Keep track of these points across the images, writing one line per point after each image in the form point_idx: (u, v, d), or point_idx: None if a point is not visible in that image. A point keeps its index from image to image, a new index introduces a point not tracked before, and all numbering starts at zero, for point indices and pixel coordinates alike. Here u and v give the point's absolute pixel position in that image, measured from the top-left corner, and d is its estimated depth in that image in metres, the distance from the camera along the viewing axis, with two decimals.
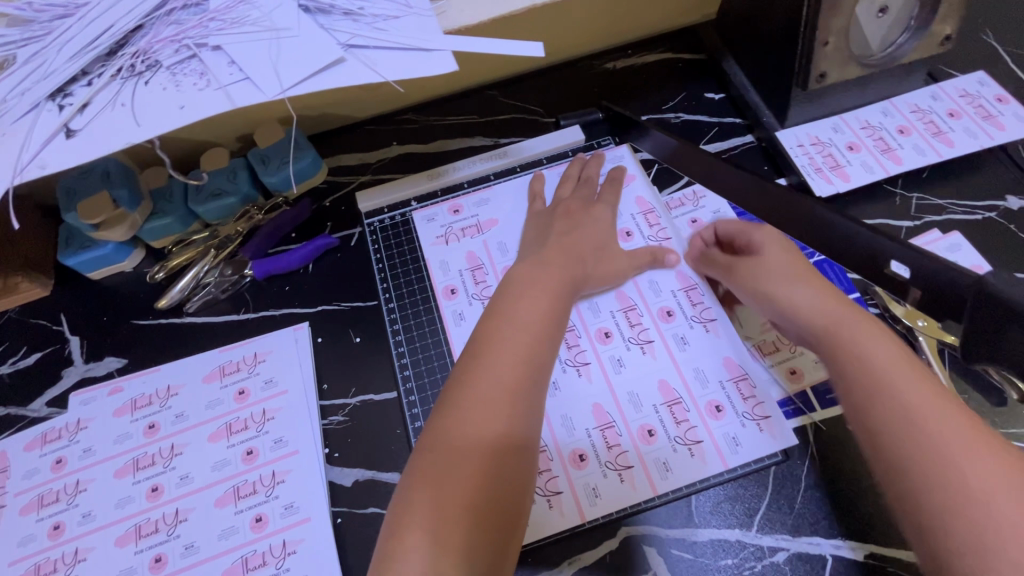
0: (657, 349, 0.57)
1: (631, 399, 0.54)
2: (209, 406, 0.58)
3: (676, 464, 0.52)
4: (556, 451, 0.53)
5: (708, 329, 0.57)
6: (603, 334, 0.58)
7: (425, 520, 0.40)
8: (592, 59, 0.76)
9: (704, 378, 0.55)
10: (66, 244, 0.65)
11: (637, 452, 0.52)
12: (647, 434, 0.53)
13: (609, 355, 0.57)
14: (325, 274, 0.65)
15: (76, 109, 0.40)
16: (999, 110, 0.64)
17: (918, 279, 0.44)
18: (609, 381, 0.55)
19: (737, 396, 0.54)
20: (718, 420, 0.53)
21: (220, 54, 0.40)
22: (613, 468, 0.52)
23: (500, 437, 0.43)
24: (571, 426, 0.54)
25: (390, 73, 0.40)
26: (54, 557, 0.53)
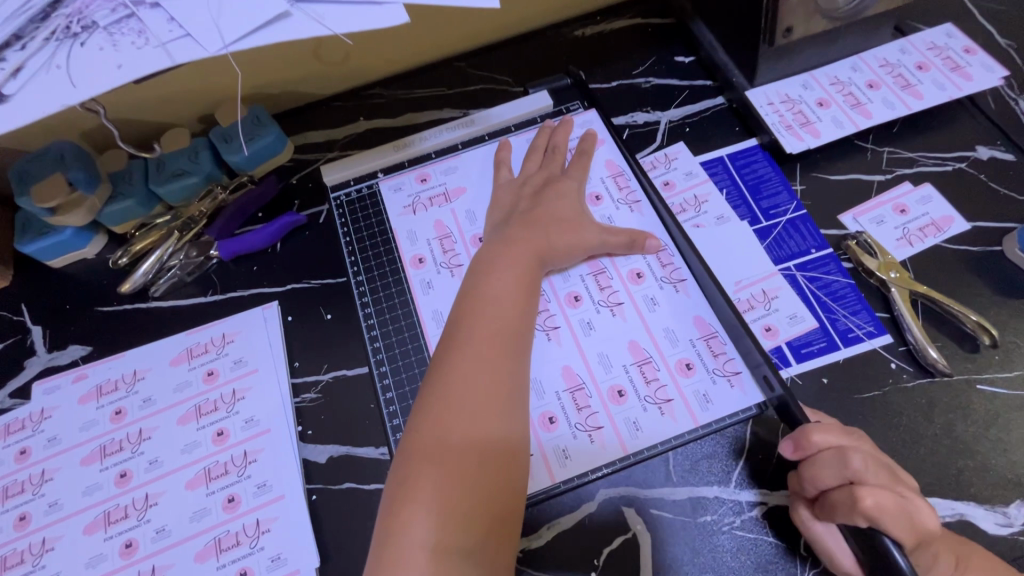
0: (627, 311, 0.56)
1: (600, 361, 0.54)
2: (177, 389, 0.57)
3: (647, 423, 0.51)
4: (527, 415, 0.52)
5: (678, 289, 0.56)
6: (573, 298, 0.57)
7: (429, 497, 0.40)
8: (560, 27, 0.75)
9: (673, 337, 0.54)
10: (23, 231, 0.63)
11: (607, 412, 0.52)
12: (617, 394, 0.52)
13: (576, 318, 0.56)
14: (294, 252, 0.64)
15: (9, 74, 0.38)
16: (967, 61, 0.63)
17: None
18: (577, 345, 0.55)
19: (707, 353, 0.53)
20: (688, 377, 0.53)
21: (158, 11, 0.38)
22: (579, 431, 0.51)
23: (491, 407, 0.44)
24: (539, 390, 0.53)
25: (338, 26, 0.38)
26: (20, 548, 0.51)
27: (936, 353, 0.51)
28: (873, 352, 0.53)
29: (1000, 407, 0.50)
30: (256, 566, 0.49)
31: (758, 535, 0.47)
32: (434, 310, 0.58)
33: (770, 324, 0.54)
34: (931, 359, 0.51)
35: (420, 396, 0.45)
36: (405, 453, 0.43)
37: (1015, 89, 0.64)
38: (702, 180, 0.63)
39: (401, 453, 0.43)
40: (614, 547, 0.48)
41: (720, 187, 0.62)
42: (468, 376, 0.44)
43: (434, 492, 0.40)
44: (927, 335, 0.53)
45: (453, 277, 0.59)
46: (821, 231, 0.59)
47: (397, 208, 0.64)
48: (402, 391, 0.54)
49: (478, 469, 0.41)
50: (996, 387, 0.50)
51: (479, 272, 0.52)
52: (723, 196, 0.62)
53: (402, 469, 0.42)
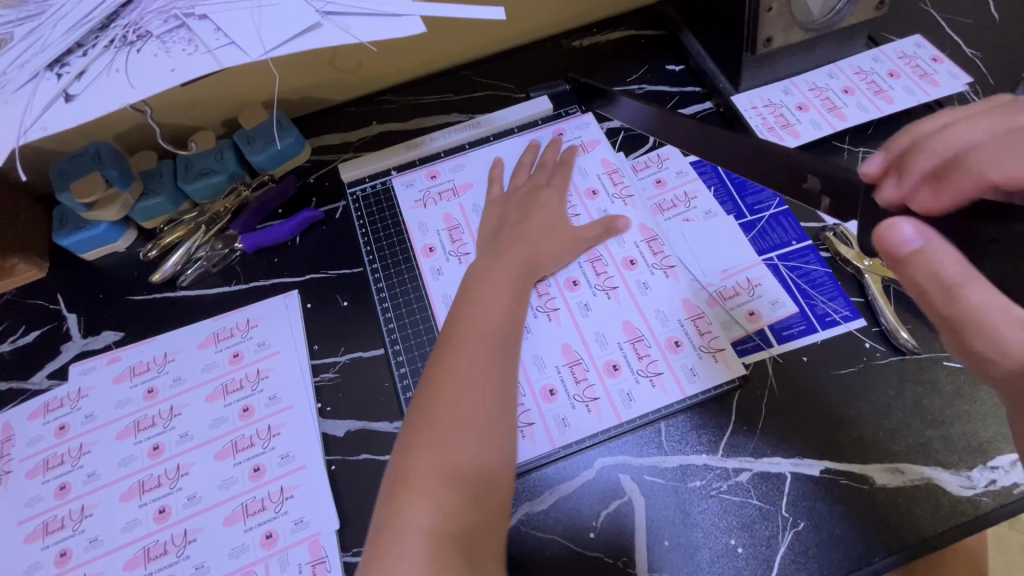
0: (621, 296, 0.61)
1: (596, 338, 0.59)
2: (205, 369, 0.61)
3: (639, 394, 0.56)
4: (528, 388, 0.56)
5: (668, 274, 0.61)
6: (571, 282, 0.62)
7: (429, 488, 0.43)
8: (559, 39, 0.80)
9: (664, 317, 0.59)
10: (61, 225, 0.68)
11: (603, 385, 0.56)
12: (612, 368, 0.57)
13: (574, 301, 0.61)
14: (312, 245, 0.69)
15: (73, 77, 0.43)
16: (935, 69, 0.69)
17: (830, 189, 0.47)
18: (576, 324, 0.59)
19: (695, 332, 0.58)
20: (678, 352, 0.57)
21: (206, 23, 0.44)
22: (577, 402, 0.56)
23: (486, 405, 0.47)
24: (540, 364, 0.57)
25: (363, 35, 0.44)
26: (61, 514, 0.55)
27: (906, 334, 0.56)
28: (849, 334, 0.57)
29: (966, 381, 0.54)
30: (281, 528, 0.53)
31: (743, 498, 0.51)
32: (444, 292, 0.63)
33: (754, 309, 0.59)
34: (902, 340, 0.56)
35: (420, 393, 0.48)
36: (405, 447, 0.45)
37: (980, 95, 0.69)
38: (692, 178, 0.67)
39: (401, 446, 0.45)
40: (611, 510, 0.52)
41: (709, 184, 0.67)
42: (461, 389, 0.47)
43: (435, 483, 0.43)
44: (899, 318, 0.57)
45: (462, 264, 0.64)
46: (801, 224, 0.63)
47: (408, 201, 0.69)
48: (415, 366, 0.59)
49: (473, 463, 0.44)
50: None
51: (473, 284, 0.56)
52: (712, 192, 0.66)
53: (401, 462, 0.44)
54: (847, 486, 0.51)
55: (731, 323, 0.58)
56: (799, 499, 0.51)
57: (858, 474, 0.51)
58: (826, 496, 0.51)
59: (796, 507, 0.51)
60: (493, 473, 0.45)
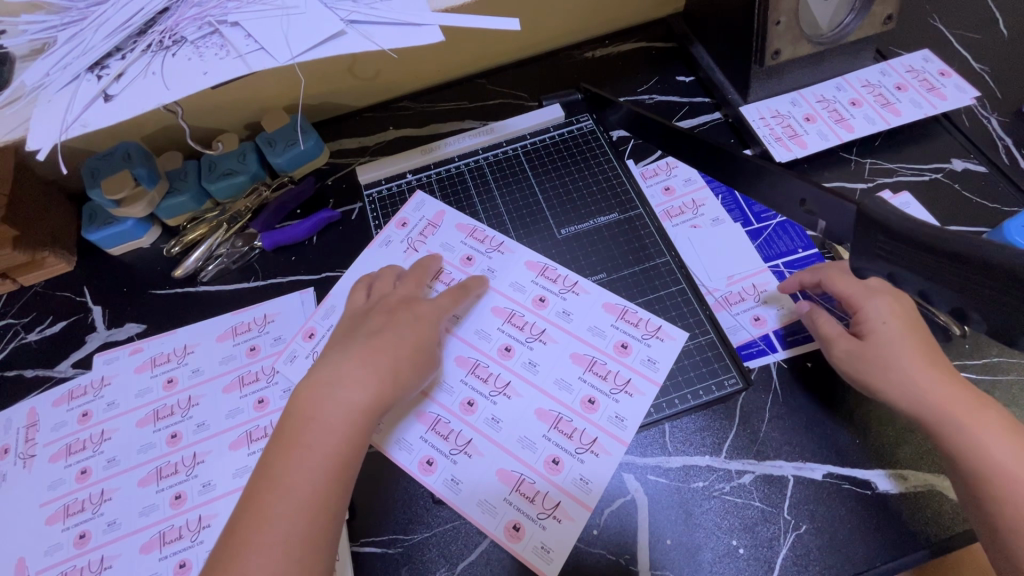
0: (568, 326, 0.60)
1: (555, 381, 0.57)
2: (223, 361, 0.63)
3: (625, 411, 0.55)
4: (532, 473, 0.53)
5: (576, 293, 0.62)
6: (504, 351, 0.60)
7: None
8: (572, 49, 0.82)
9: (600, 331, 0.60)
10: (89, 221, 0.71)
11: (590, 422, 0.55)
12: (588, 402, 0.56)
13: (515, 372, 0.58)
14: (328, 245, 0.71)
15: (112, 78, 0.46)
16: (942, 83, 0.70)
17: (827, 213, 0.49)
18: (530, 383, 0.58)
19: (630, 327, 0.60)
20: (629, 353, 0.58)
21: (238, 29, 0.46)
22: (575, 450, 0.54)
23: (313, 526, 0.44)
24: (530, 443, 0.55)
25: (385, 43, 0.46)
26: (82, 498, 0.57)
27: None
28: None
29: None
30: None
31: (746, 500, 0.52)
32: (426, 455, 0.55)
33: (759, 314, 0.60)
34: None
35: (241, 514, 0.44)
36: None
37: (987, 109, 0.70)
38: (700, 186, 0.68)
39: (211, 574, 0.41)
40: (613, 509, 0.53)
41: (717, 193, 0.68)
42: (277, 535, 0.42)
43: None
44: None
45: (469, 299, 0.63)
46: (807, 232, 0.64)
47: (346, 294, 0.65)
48: None
49: None
50: (966, 371, 0.55)
51: (315, 392, 0.49)
52: (719, 200, 0.67)
53: None
54: (850, 491, 0.51)
55: (736, 328, 0.60)
56: (801, 502, 0.51)
57: (862, 480, 0.52)
58: (828, 500, 0.51)
59: (798, 510, 0.51)
60: None
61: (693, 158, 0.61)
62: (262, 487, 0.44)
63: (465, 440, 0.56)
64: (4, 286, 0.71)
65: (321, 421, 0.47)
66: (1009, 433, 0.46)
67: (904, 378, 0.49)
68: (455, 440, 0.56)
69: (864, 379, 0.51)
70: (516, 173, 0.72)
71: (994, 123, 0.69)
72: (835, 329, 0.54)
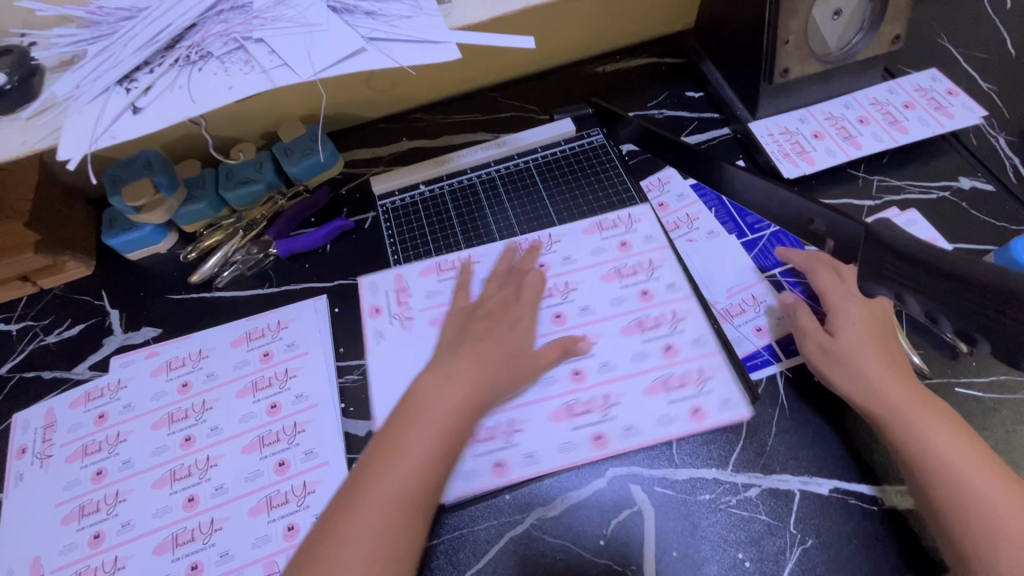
0: (607, 257, 0.66)
1: (609, 306, 0.63)
2: (237, 366, 0.64)
3: (679, 343, 0.60)
4: (669, 372, 0.59)
5: (557, 241, 0.68)
6: (558, 318, 0.63)
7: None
8: (583, 64, 0.84)
9: (619, 300, 0.63)
10: (109, 226, 0.72)
11: (657, 339, 0.61)
12: (642, 294, 0.63)
13: (580, 326, 0.62)
14: (342, 253, 0.72)
15: (140, 91, 0.47)
16: (950, 102, 0.70)
17: (834, 234, 0.48)
18: (596, 320, 0.63)
19: (655, 328, 0.61)
20: (675, 355, 0.59)
21: (262, 46, 0.48)
22: (671, 328, 0.61)
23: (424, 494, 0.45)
24: (637, 353, 0.60)
25: (404, 60, 0.47)
26: (97, 498, 0.58)
27: (918, 358, 0.57)
28: None
29: (976, 407, 0.55)
30: (302, 521, 0.55)
31: (752, 514, 0.52)
32: (495, 459, 0.56)
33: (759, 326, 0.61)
34: (914, 363, 0.56)
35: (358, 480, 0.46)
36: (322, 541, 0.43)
37: (995, 128, 0.71)
38: (692, 201, 0.69)
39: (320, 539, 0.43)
40: (620, 519, 0.53)
41: (710, 206, 0.69)
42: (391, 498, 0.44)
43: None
44: (911, 343, 0.58)
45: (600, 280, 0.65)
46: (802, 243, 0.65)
47: (416, 274, 0.68)
48: None
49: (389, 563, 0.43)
50: (973, 389, 0.55)
51: (437, 376, 0.52)
52: (713, 213, 0.68)
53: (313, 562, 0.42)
54: (857, 506, 0.52)
55: (739, 341, 0.60)
56: (808, 517, 0.52)
57: (868, 495, 0.52)
58: (834, 515, 0.51)
59: (804, 525, 0.51)
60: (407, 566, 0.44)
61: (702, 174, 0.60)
62: (383, 457, 0.46)
63: (603, 399, 0.58)
64: (24, 289, 0.72)
65: (410, 453, 0.46)
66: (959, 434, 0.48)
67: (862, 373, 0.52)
68: (600, 407, 0.58)
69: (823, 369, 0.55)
70: (527, 186, 0.73)
71: (1002, 142, 0.70)
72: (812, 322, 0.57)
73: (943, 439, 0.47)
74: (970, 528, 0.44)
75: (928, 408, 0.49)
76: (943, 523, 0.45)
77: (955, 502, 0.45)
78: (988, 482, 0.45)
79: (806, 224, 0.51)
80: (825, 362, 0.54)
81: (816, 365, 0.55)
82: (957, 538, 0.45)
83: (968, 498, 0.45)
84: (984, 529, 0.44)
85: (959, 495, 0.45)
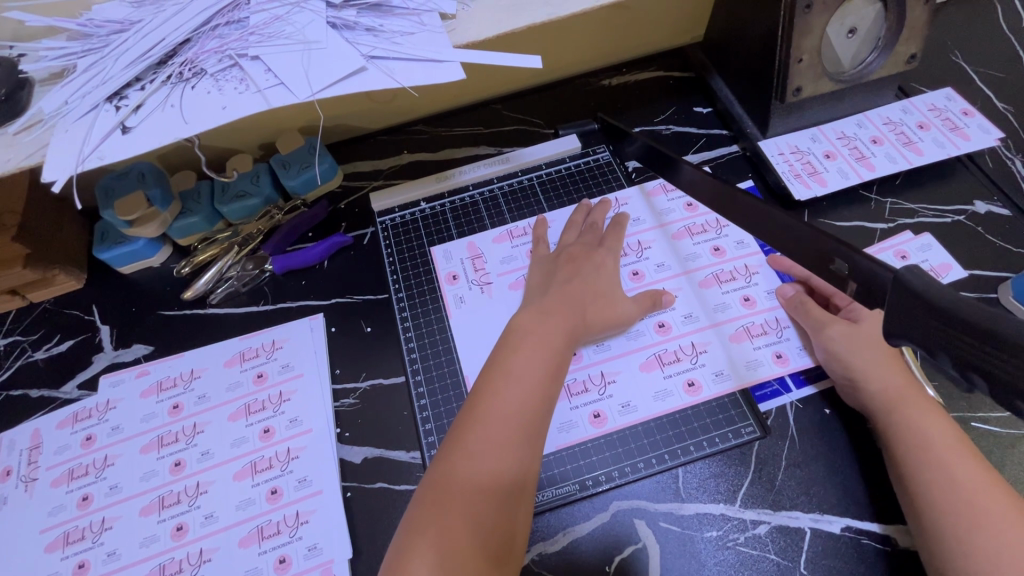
0: (676, 217, 0.68)
1: (686, 261, 0.65)
2: (230, 388, 0.62)
3: (757, 294, 0.62)
4: (759, 342, 0.59)
5: (625, 204, 0.69)
6: (635, 275, 0.64)
7: (443, 533, 0.43)
8: (588, 77, 0.82)
9: (693, 255, 0.65)
10: (101, 239, 0.70)
11: (738, 297, 0.62)
12: (715, 250, 0.65)
13: (658, 281, 0.64)
14: (340, 270, 0.70)
15: (130, 110, 0.45)
16: (966, 123, 0.69)
17: (859, 275, 0.40)
18: (674, 274, 0.64)
19: (732, 283, 0.63)
20: (753, 306, 0.61)
21: (258, 63, 0.46)
22: (746, 280, 0.63)
23: (521, 434, 0.48)
24: (719, 304, 0.62)
25: (405, 80, 0.45)
26: (82, 526, 0.56)
27: (932, 391, 0.55)
28: None
29: (994, 444, 0.52)
30: (294, 554, 0.53)
31: (761, 553, 0.50)
32: (593, 409, 0.57)
33: (781, 351, 0.58)
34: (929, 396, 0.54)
35: (455, 432, 0.49)
36: (430, 490, 0.46)
37: (1012, 150, 0.69)
38: None
39: (426, 488, 0.46)
40: (624, 556, 0.51)
41: None
42: (492, 443, 0.47)
43: (450, 531, 0.43)
44: (926, 374, 0.56)
45: (673, 240, 0.66)
46: None
47: (488, 240, 0.69)
48: (434, 397, 0.60)
49: (496, 502, 0.45)
50: (990, 425, 0.53)
51: (523, 333, 0.55)
52: None
53: (423, 512, 0.45)
54: (870, 547, 0.50)
55: (757, 363, 0.58)
56: (818, 557, 0.50)
57: (882, 534, 0.50)
58: (846, 556, 0.49)
59: (815, 565, 0.49)
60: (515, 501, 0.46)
61: (696, 192, 0.55)
62: (476, 406, 0.49)
63: (690, 347, 0.60)
64: (13, 303, 0.70)
65: (481, 442, 0.47)
66: (971, 457, 0.47)
67: (873, 373, 0.52)
68: (684, 355, 0.59)
69: (839, 356, 0.54)
70: (530, 203, 0.71)
71: (1019, 164, 0.68)
72: (826, 314, 0.57)
73: (939, 432, 0.48)
74: (953, 517, 0.44)
75: (928, 403, 0.50)
76: (934, 532, 0.44)
77: (940, 492, 0.45)
78: (976, 479, 0.45)
79: (824, 263, 0.43)
80: (845, 344, 0.54)
81: (831, 351, 0.55)
82: (936, 528, 0.44)
83: (951, 489, 0.45)
84: (969, 519, 0.43)
85: (945, 485, 0.45)
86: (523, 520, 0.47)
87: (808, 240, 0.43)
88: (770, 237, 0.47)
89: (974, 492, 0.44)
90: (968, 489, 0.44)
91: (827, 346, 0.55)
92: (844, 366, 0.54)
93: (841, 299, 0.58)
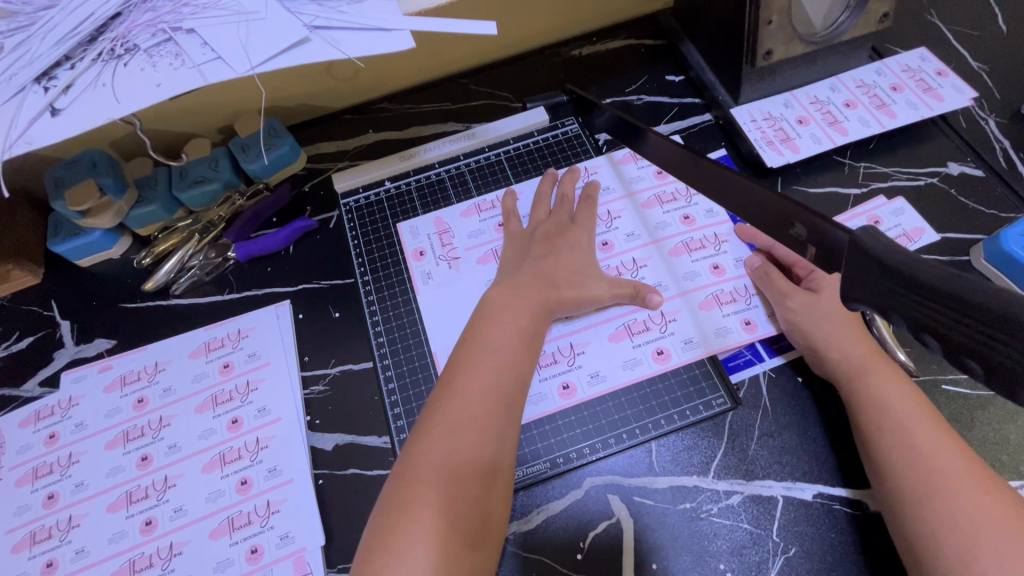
0: (645, 185, 0.66)
1: (655, 229, 0.64)
2: (195, 379, 0.61)
3: (728, 261, 0.61)
4: (730, 310, 0.58)
5: (595, 174, 0.68)
6: (605, 245, 0.63)
7: (416, 513, 0.42)
8: (558, 47, 0.79)
9: (662, 223, 0.64)
10: (55, 232, 0.68)
11: (705, 265, 0.61)
12: (686, 217, 0.64)
13: (628, 252, 0.63)
14: (305, 254, 0.68)
15: (60, 90, 0.43)
16: (939, 82, 0.67)
17: (815, 239, 0.39)
18: (644, 243, 0.63)
19: (702, 250, 0.62)
20: (723, 274, 0.60)
21: (194, 37, 0.44)
22: (716, 247, 0.62)
23: (497, 410, 0.48)
24: (688, 272, 0.61)
25: (351, 51, 0.43)
26: (49, 525, 0.55)
27: (904, 355, 0.55)
28: None
29: (964, 406, 0.52)
30: (266, 544, 0.53)
31: (734, 522, 0.50)
32: (562, 381, 0.57)
33: (752, 317, 0.58)
34: (899, 361, 0.54)
35: (427, 411, 0.48)
36: (403, 470, 0.45)
37: (985, 110, 0.68)
38: None
39: (401, 467, 0.45)
40: (598, 532, 0.51)
41: None
42: (466, 419, 0.46)
43: (423, 511, 0.42)
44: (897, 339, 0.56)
45: (644, 208, 0.65)
46: None
47: (456, 215, 0.67)
48: (404, 382, 0.59)
49: (473, 477, 0.44)
50: (960, 387, 0.53)
51: (494, 310, 0.54)
52: None
53: (396, 493, 0.44)
54: (841, 512, 0.50)
55: (728, 329, 0.58)
56: (791, 524, 0.50)
57: (853, 500, 0.50)
58: (818, 522, 0.50)
59: (788, 532, 0.49)
60: (490, 478, 0.45)
61: (666, 162, 0.53)
62: (449, 384, 0.49)
63: (659, 316, 0.59)
64: None
65: (457, 420, 0.46)
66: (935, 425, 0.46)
67: (838, 345, 0.52)
68: (653, 324, 0.59)
69: (806, 329, 0.53)
70: (497, 178, 0.70)
71: (992, 125, 0.67)
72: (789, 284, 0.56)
73: (900, 401, 0.48)
74: (910, 483, 0.44)
75: (887, 367, 0.50)
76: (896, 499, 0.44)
77: (899, 460, 0.45)
78: (936, 444, 0.45)
79: (784, 227, 0.42)
80: (805, 315, 0.54)
81: (796, 322, 0.54)
82: (897, 496, 0.45)
83: (913, 457, 0.45)
84: (923, 483, 0.43)
85: (902, 451, 0.45)
86: (502, 493, 0.46)
87: (768, 205, 0.42)
88: (732, 205, 0.46)
89: (930, 457, 0.44)
90: (924, 456, 0.45)
91: (788, 317, 0.55)
92: (804, 336, 0.53)
93: (803, 268, 0.58)
